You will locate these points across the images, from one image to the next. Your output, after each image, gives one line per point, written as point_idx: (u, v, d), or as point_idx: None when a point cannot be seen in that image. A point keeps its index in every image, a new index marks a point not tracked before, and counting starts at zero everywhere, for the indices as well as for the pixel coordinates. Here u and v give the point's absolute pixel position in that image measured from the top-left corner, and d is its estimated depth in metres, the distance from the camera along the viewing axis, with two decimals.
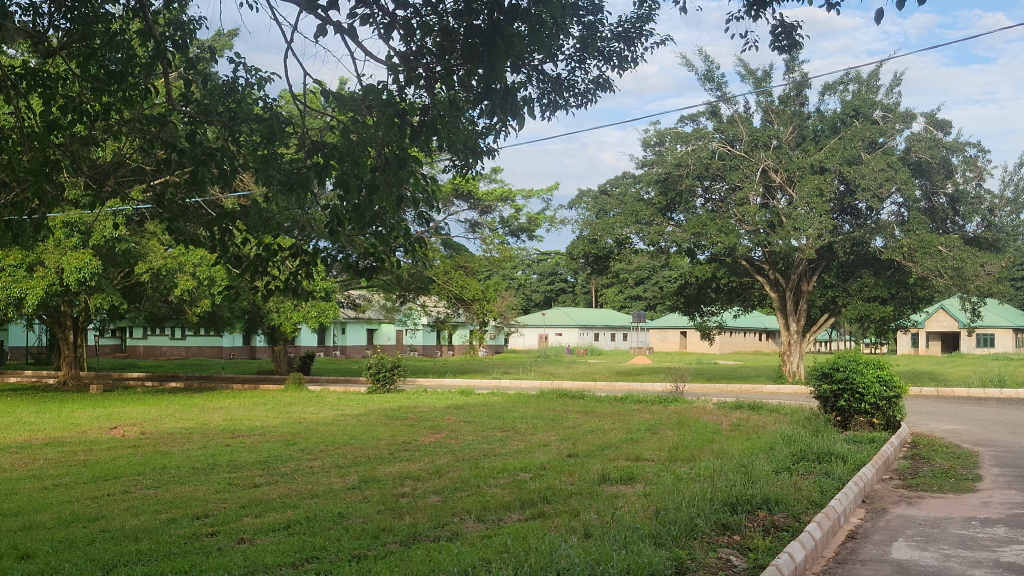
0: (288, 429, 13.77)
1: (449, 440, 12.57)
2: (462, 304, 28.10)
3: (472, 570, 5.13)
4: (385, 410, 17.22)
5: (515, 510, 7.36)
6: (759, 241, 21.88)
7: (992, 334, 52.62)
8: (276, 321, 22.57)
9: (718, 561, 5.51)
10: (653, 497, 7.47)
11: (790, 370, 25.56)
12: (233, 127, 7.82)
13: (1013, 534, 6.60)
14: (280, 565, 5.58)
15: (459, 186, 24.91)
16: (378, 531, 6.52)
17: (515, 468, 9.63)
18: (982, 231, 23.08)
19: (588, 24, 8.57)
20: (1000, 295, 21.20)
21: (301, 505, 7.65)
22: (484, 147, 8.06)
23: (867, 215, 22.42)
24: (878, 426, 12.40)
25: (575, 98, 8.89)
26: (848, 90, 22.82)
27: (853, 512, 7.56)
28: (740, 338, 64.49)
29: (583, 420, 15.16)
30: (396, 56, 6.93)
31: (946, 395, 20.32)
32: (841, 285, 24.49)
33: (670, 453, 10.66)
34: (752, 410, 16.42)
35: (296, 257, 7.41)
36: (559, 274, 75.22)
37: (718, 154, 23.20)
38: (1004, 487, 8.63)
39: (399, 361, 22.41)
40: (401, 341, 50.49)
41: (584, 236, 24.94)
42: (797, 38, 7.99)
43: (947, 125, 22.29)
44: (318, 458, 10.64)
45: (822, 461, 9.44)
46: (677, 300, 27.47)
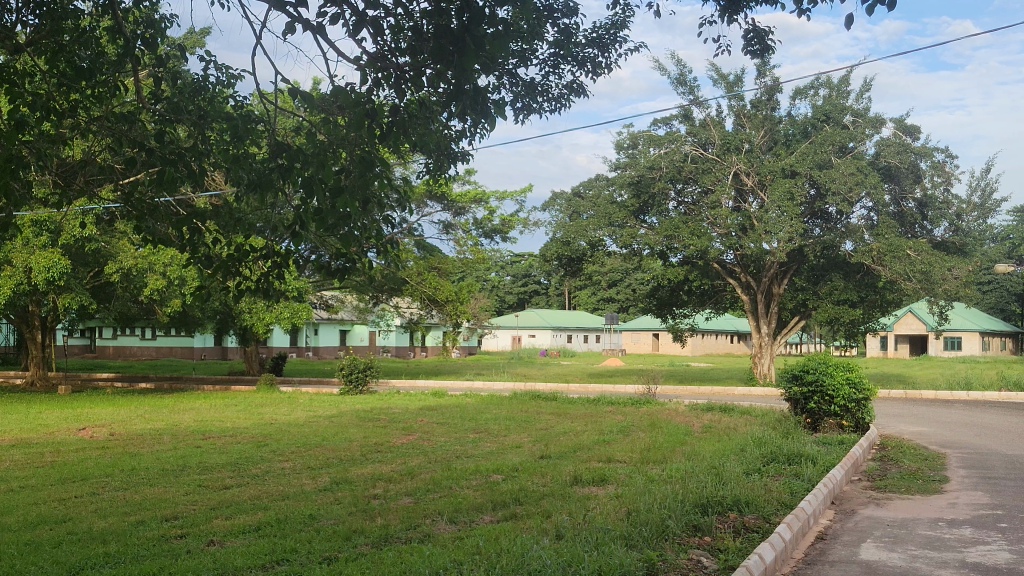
0: (259, 431, 13.73)
1: (421, 441, 12.57)
2: (435, 306, 28.08)
3: (444, 570, 5.15)
4: (358, 411, 17.18)
5: (487, 511, 7.38)
6: (731, 244, 22.03)
7: (959, 337, 53.31)
8: (247, 321, 22.40)
9: (689, 561, 5.54)
10: (625, 498, 7.53)
11: (761, 373, 25.72)
12: (203, 125, 7.76)
13: (980, 535, 6.68)
14: (250, 566, 5.55)
15: (433, 187, 24.90)
16: (350, 533, 6.50)
17: (488, 469, 9.66)
18: (950, 235, 23.41)
19: (563, 29, 8.59)
20: (967, 299, 21.47)
21: (272, 506, 7.62)
22: (456, 150, 8.07)
23: (837, 218, 22.85)
24: (847, 428, 12.50)
25: (549, 103, 8.92)
26: (819, 95, 23.02)
27: (822, 513, 7.64)
28: (712, 340, 64.92)
29: (556, 421, 15.22)
30: (366, 55, 6.90)
31: (914, 397, 20.58)
32: (811, 287, 24.75)
33: (642, 454, 10.74)
34: (724, 412, 16.53)
35: (266, 258, 7.38)
36: (533, 275, 75.31)
37: (690, 158, 23.25)
38: (969, 488, 8.76)
39: (372, 363, 22.38)
40: (374, 342, 50.38)
41: (557, 238, 25.00)
42: (769, 42, 8.05)
43: (916, 130, 22.57)
44: (290, 459, 10.63)
45: (792, 463, 9.53)
46: (650, 303, 27.59)
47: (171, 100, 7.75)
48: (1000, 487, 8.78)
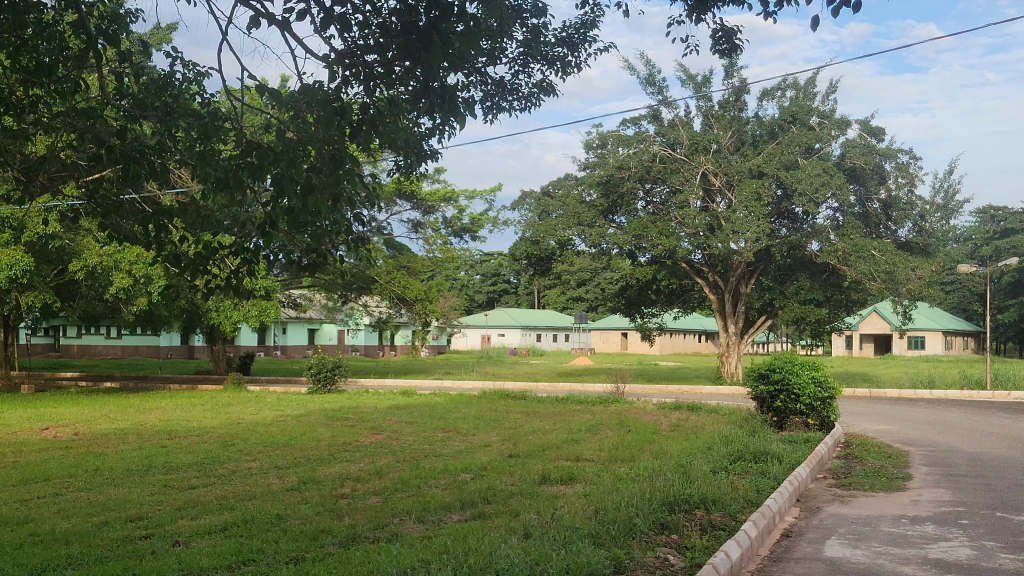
0: (226, 431, 13.62)
1: (390, 441, 12.52)
2: (404, 305, 28.03)
3: (412, 570, 5.13)
4: (326, 410, 17.09)
5: (455, 510, 7.36)
6: (699, 243, 22.15)
7: (923, 337, 53.94)
8: (214, 319, 22.20)
9: (656, 560, 5.57)
10: (592, 497, 7.55)
11: (728, 372, 25.90)
12: (169, 122, 7.70)
13: (942, 531, 6.78)
14: (216, 567, 5.51)
15: (402, 186, 24.84)
16: (317, 533, 6.46)
17: (456, 468, 9.65)
18: (913, 236, 23.72)
19: (531, 28, 8.59)
20: (930, 299, 21.77)
21: (238, 506, 7.57)
22: (426, 149, 8.06)
23: (804, 218, 23.06)
24: (813, 426, 12.62)
25: (519, 102, 8.93)
26: (786, 96, 23.22)
27: (787, 511, 7.69)
28: (680, 339, 65.32)
29: (525, 420, 15.22)
30: (334, 52, 6.86)
31: (878, 395, 20.81)
32: (778, 287, 24.97)
33: (610, 453, 10.76)
34: (691, 410, 16.62)
35: (235, 256, 7.33)
36: (502, 275, 75.30)
37: (659, 158, 23.36)
38: (932, 486, 8.88)
39: (341, 362, 22.26)
40: (343, 341, 50.22)
41: (527, 237, 24.99)
42: (737, 42, 8.11)
43: (881, 132, 22.83)
44: (257, 459, 10.55)
45: (758, 461, 9.59)
46: (619, 302, 27.67)
47: (137, 96, 7.65)
48: (961, 484, 8.91)
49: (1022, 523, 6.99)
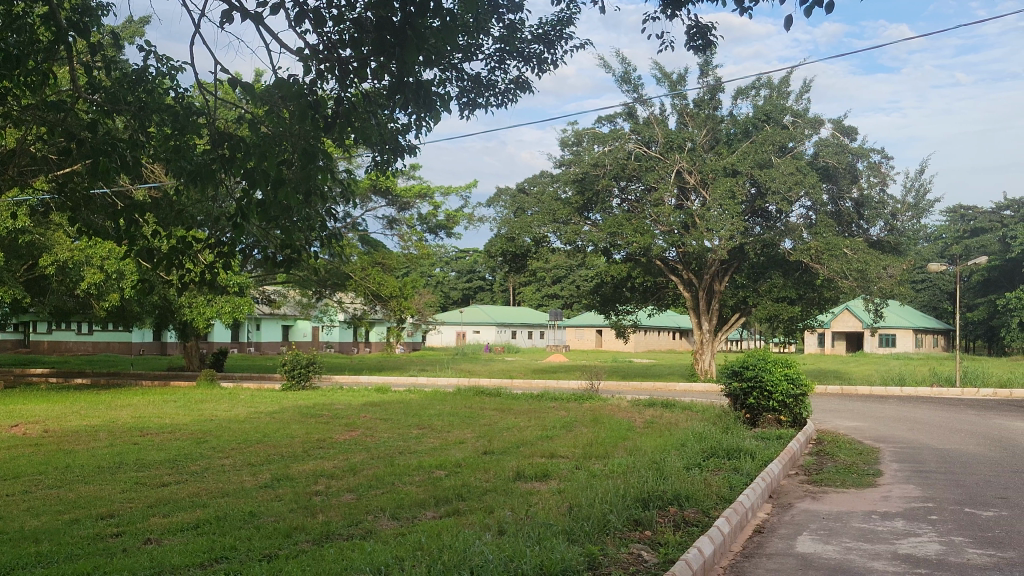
0: (198, 427, 13.52)
1: (364, 438, 12.47)
2: (379, 301, 27.96)
3: (386, 567, 5.13)
4: (300, 407, 17.01)
5: (429, 507, 7.36)
6: (674, 241, 22.24)
7: (894, 335, 54.46)
8: (187, 315, 22.02)
9: (630, 556, 5.59)
10: (567, 493, 7.57)
11: (702, 368, 26.03)
12: (143, 117, 7.63)
13: (911, 527, 6.85)
14: (188, 565, 5.48)
15: (377, 182, 24.76)
16: (291, 530, 6.44)
17: (431, 465, 9.63)
18: (885, 235, 23.96)
19: (508, 24, 8.60)
20: (901, 297, 22.00)
21: (211, 504, 7.52)
22: (402, 144, 8.05)
23: (777, 217, 23.22)
24: (785, 423, 12.72)
25: (495, 98, 8.94)
26: (760, 95, 23.36)
27: (760, 507, 7.74)
28: (654, 337, 65.62)
29: (499, 417, 15.22)
30: (308, 47, 6.83)
31: (850, 393, 20.99)
32: (751, 285, 25.13)
33: (584, 450, 10.79)
34: (665, 407, 16.70)
35: (208, 251, 7.30)
36: (477, 272, 75.33)
37: (634, 155, 23.43)
38: (902, 482, 8.98)
39: (315, 359, 22.14)
40: (317, 338, 50.04)
41: (502, 234, 24.95)
42: (712, 38, 8.14)
43: (854, 131, 23.03)
44: (230, 456, 10.49)
45: (731, 457, 9.66)
46: (594, 300, 27.72)
47: (109, 90, 7.56)
48: (931, 481, 9.01)
49: (989, 518, 7.09)
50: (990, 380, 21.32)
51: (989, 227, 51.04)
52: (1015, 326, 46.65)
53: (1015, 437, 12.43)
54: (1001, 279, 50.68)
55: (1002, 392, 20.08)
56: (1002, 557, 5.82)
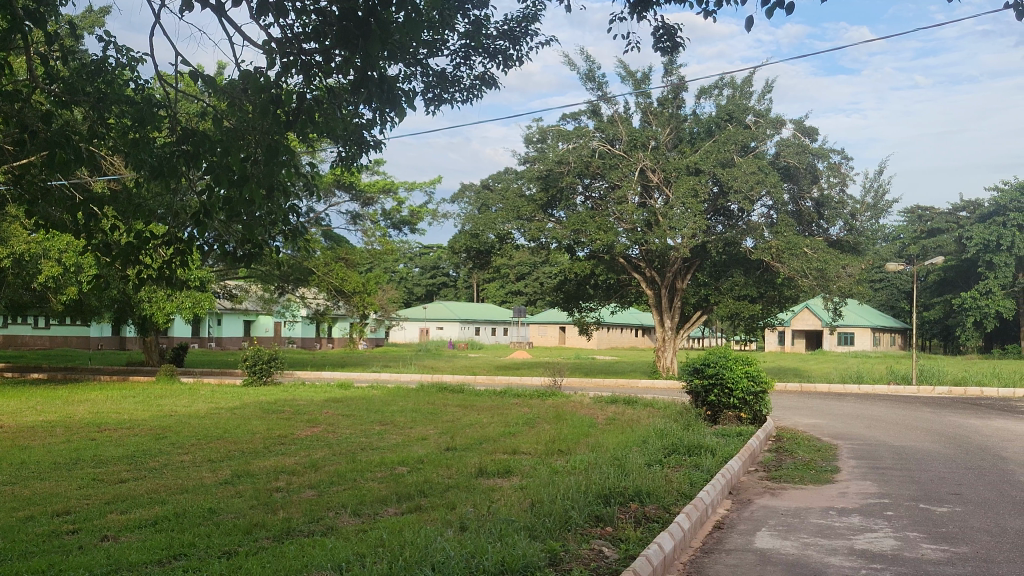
0: (157, 423, 13.36)
1: (325, 434, 12.41)
2: (341, 297, 27.78)
3: (347, 563, 5.13)
4: (261, 403, 16.88)
5: (391, 504, 7.34)
6: (637, 238, 22.31)
7: (852, 333, 55.22)
8: (147, 310, 21.73)
9: (591, 551, 5.63)
10: (528, 489, 7.59)
11: (664, 366, 26.20)
12: (102, 108, 7.50)
13: (867, 522, 6.96)
14: (145, 562, 5.42)
15: (341, 177, 24.61)
16: (250, 527, 6.39)
17: (393, 461, 9.61)
18: (844, 234, 24.24)
19: (473, 20, 8.60)
20: (859, 296, 22.28)
21: (169, 500, 7.45)
22: (368, 139, 8.03)
23: (738, 215, 23.44)
24: (745, 420, 12.84)
25: (460, 93, 8.94)
26: (723, 95, 23.53)
27: (720, 503, 7.80)
28: (618, 334, 65.99)
29: (462, 413, 15.21)
30: (272, 41, 6.78)
31: (809, 390, 21.26)
32: (713, 284, 25.37)
33: (546, 447, 10.81)
34: (628, 404, 16.79)
35: (168, 246, 7.23)
36: (441, 268, 75.28)
37: (598, 153, 23.53)
38: (859, 478, 9.12)
39: (277, 354, 21.97)
40: (279, 333, 49.68)
41: (466, 231, 24.88)
42: (678, 40, 8.20)
43: (814, 132, 23.27)
44: (190, 452, 10.38)
45: (692, 454, 9.73)
46: (557, 296, 27.77)
47: (67, 81, 7.44)
48: (887, 477, 9.17)
49: (943, 514, 7.22)
50: (945, 378, 21.70)
51: (946, 228, 51.76)
52: (971, 326, 47.46)
53: (969, 434, 12.67)
54: (957, 279, 51.58)
55: (956, 389, 20.44)
56: (955, 552, 5.93)
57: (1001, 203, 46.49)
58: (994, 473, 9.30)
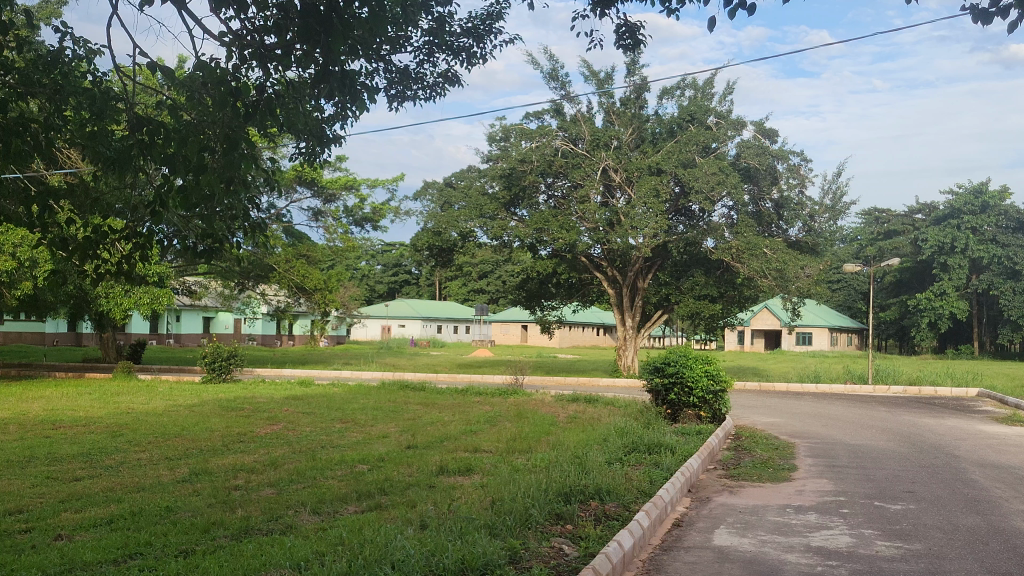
0: (114, 420, 13.20)
1: (285, 432, 12.31)
2: (302, 294, 27.59)
3: (306, 561, 5.11)
4: (220, 401, 16.72)
5: (351, 502, 7.32)
6: (599, 237, 22.40)
7: (810, 333, 55.86)
8: (103, 306, 21.41)
9: (551, 549, 5.65)
10: (490, 488, 7.59)
11: (625, 365, 26.36)
12: (59, 100, 7.37)
13: (824, 520, 7.06)
14: (100, 561, 5.35)
15: (303, 174, 24.46)
16: (208, 525, 6.34)
17: (353, 459, 9.56)
18: (803, 235, 24.51)
19: (437, 17, 8.59)
20: (817, 296, 22.55)
21: (126, 498, 7.38)
22: (329, 134, 8.00)
23: (700, 216, 23.63)
24: (705, 418, 12.95)
25: (424, 90, 8.93)
26: (685, 95, 23.69)
27: (679, 501, 7.88)
28: (579, 333, 66.24)
29: (423, 411, 15.18)
30: (232, 34, 6.73)
31: (767, 389, 21.50)
32: (674, 283, 25.57)
33: (507, 445, 10.82)
34: (589, 402, 16.87)
35: (127, 240, 7.14)
36: (403, 266, 75.13)
37: (561, 152, 23.61)
38: (815, 476, 9.24)
39: (236, 351, 21.77)
40: (239, 330, 49.27)
41: (428, 228, 24.80)
42: (641, 37, 8.23)
43: (774, 134, 23.52)
44: (147, 450, 10.26)
45: (652, 452, 9.78)
46: (519, 295, 27.78)
47: (23, 72, 7.32)
48: (843, 475, 9.30)
49: (897, 511, 7.34)
50: (901, 377, 22.05)
51: (902, 230, 52.51)
52: (925, 326, 48.24)
53: (923, 433, 12.89)
54: (913, 280, 52.37)
55: (911, 389, 20.79)
56: (908, 549, 6.04)
57: (956, 206, 47.22)
58: (947, 471, 9.47)
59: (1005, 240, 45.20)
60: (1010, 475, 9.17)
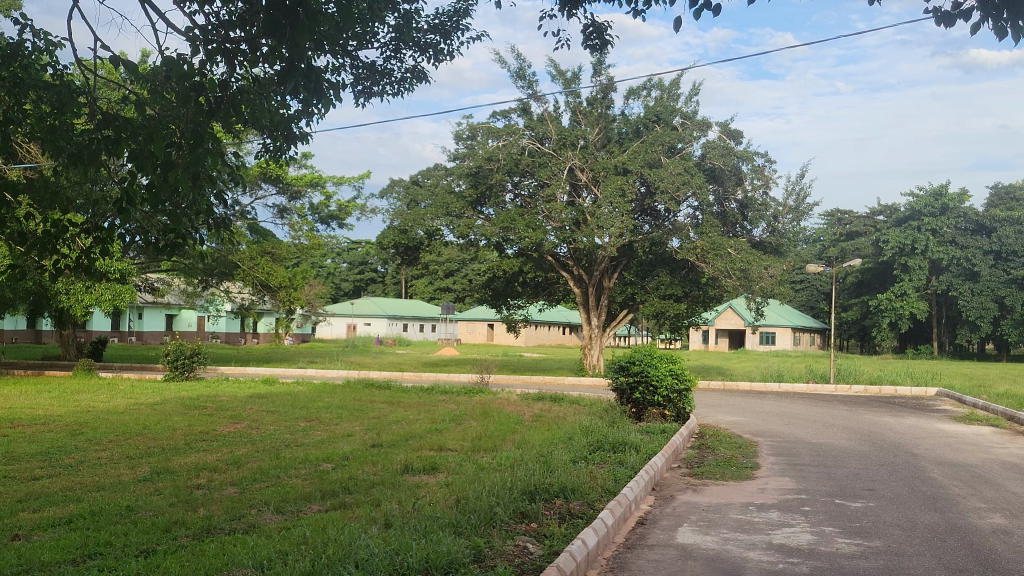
0: (74, 418, 13.03)
1: (249, 430, 12.21)
2: (267, 291, 27.38)
3: (268, 562, 5.07)
4: (183, 398, 16.54)
5: (315, 501, 7.26)
6: (565, 236, 22.43)
7: (774, 333, 56.39)
8: (64, 302, 21.17)
9: (516, 548, 5.66)
10: (455, 486, 7.58)
11: (591, 364, 26.45)
12: (18, 93, 7.23)
13: (785, 517, 7.12)
14: (58, 561, 5.28)
15: (268, 170, 24.28)
16: (169, 525, 6.27)
17: (317, 458, 9.50)
18: (767, 235, 24.74)
19: (403, 13, 8.57)
20: (780, 296, 22.76)
21: (85, 497, 7.28)
22: (295, 131, 7.95)
23: (665, 215, 23.77)
24: (669, 417, 13.02)
25: (391, 87, 8.91)
26: (651, 96, 23.80)
27: (643, 499, 7.91)
28: (545, 332, 66.42)
29: (388, 410, 15.14)
30: (197, 28, 6.67)
31: (732, 388, 21.71)
32: (639, 283, 25.72)
33: (473, 443, 10.81)
34: (554, 400, 16.92)
35: (87, 235, 7.03)
36: (369, 264, 74.88)
37: (528, 151, 23.66)
38: (778, 475, 9.33)
39: (200, 349, 21.57)
40: (202, 328, 48.83)
41: (395, 226, 24.72)
42: (608, 38, 8.26)
43: (739, 135, 23.70)
44: (106, 449, 10.11)
45: (617, 451, 9.83)
46: (486, 294, 27.77)
47: None
48: (805, 473, 9.40)
49: (858, 509, 7.42)
50: (862, 377, 22.31)
51: (864, 231, 53.20)
52: (886, 326, 48.91)
53: (883, 431, 13.07)
54: (874, 281, 53.07)
55: (872, 388, 21.04)
56: (868, 546, 6.10)
57: (916, 208, 47.91)
58: (906, 469, 9.60)
59: (964, 241, 45.89)
60: (968, 473, 9.31)
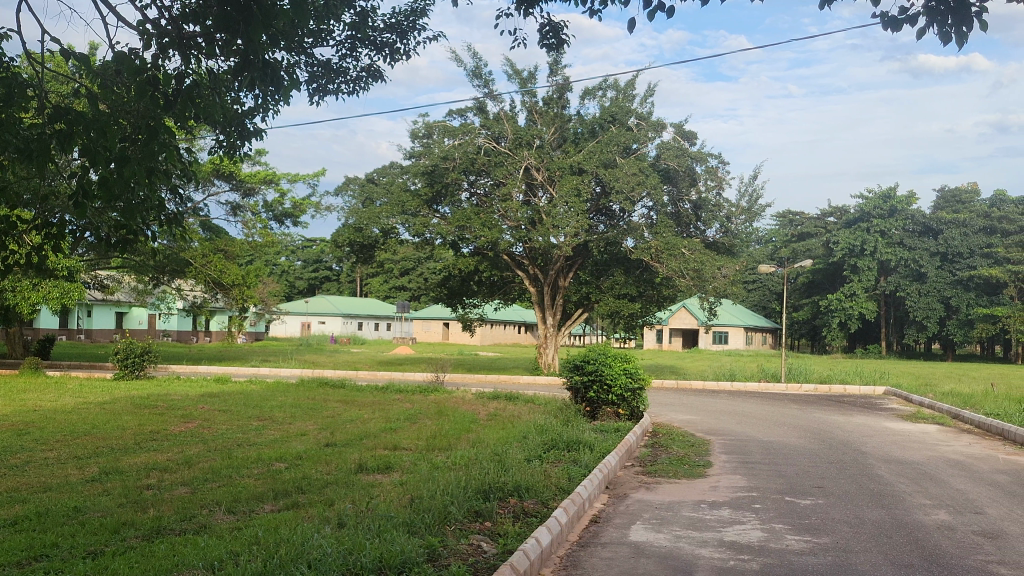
0: (22, 418, 12.80)
1: (200, 429, 12.08)
2: (219, 289, 27.07)
3: (219, 562, 5.03)
4: (134, 398, 16.33)
5: (267, 501, 7.20)
6: (521, 236, 22.46)
7: (726, 332, 56.98)
8: (9, 300, 20.78)
9: (470, 546, 5.66)
10: (409, 484, 7.59)
11: (546, 362, 26.53)
12: None
13: (736, 515, 7.22)
14: (2, 564, 5.19)
15: (221, 167, 24.03)
16: (117, 526, 6.18)
17: (271, 457, 9.45)
18: (720, 236, 25.03)
19: (360, 11, 8.55)
20: (733, 296, 23.02)
21: (31, 498, 7.17)
22: (250, 128, 7.91)
23: (620, 215, 23.95)
24: (622, 416, 13.11)
25: (346, 85, 8.86)
26: (607, 96, 23.92)
27: (596, 497, 7.97)
28: (500, 330, 66.49)
29: (342, 409, 15.09)
30: (149, 22, 6.62)
31: (685, 386, 21.98)
32: (594, 282, 25.90)
33: (428, 442, 10.82)
34: (510, 399, 17.00)
35: (36, 232, 6.88)
36: (324, 262, 74.33)
37: (484, 150, 23.65)
38: (729, 472, 9.47)
39: (151, 347, 21.27)
40: (153, 326, 48.16)
41: (350, 224, 24.60)
42: (564, 37, 8.30)
43: (694, 136, 23.91)
44: (54, 449, 9.92)
45: (571, 449, 9.89)
46: (441, 292, 27.71)
47: None
48: (755, 471, 9.52)
49: (806, 506, 7.54)
50: (812, 376, 22.60)
51: (815, 232, 53.96)
52: (836, 326, 49.73)
53: (833, 430, 13.26)
54: (824, 281, 53.92)
55: (822, 387, 21.32)
56: (817, 543, 6.20)
57: (866, 209, 48.53)
58: (854, 467, 9.76)
59: (911, 242, 46.69)
60: (913, 471, 9.48)
